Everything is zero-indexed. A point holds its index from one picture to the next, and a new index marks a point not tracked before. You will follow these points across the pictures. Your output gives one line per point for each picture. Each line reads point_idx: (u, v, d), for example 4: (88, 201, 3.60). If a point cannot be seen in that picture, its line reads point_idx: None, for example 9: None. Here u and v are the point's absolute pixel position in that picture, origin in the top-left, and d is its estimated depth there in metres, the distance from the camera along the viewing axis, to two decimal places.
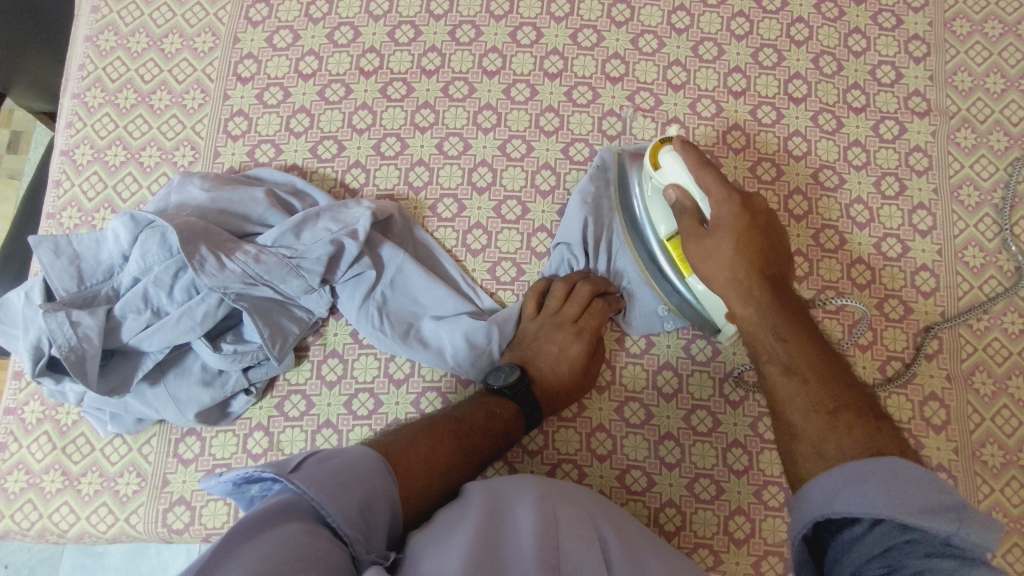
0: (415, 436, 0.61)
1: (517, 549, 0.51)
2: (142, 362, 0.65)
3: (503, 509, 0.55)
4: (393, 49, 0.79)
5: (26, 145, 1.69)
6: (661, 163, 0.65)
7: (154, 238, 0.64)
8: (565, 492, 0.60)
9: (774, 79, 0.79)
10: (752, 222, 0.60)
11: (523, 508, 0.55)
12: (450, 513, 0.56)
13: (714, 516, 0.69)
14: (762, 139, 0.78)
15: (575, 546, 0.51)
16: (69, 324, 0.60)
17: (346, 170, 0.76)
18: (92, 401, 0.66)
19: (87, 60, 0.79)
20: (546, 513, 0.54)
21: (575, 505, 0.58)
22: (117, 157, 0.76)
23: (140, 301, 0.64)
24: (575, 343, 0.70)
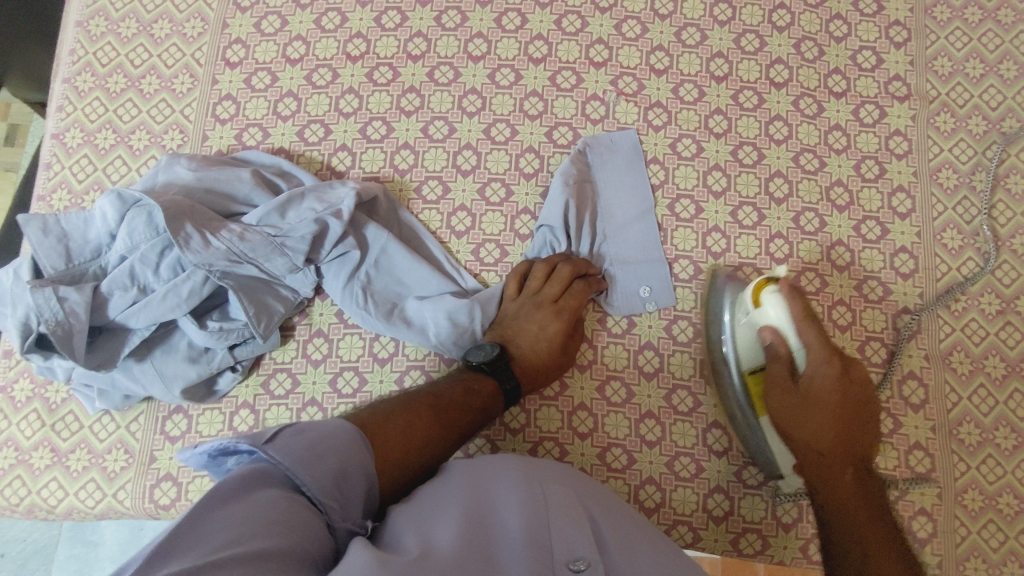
0: (393, 411, 0.62)
1: (507, 535, 0.50)
2: (129, 338, 0.66)
3: (492, 490, 0.55)
4: (380, 34, 0.80)
5: (23, 139, 1.71)
6: (763, 304, 0.66)
7: (141, 217, 0.65)
8: (552, 471, 0.59)
9: (756, 64, 0.80)
10: (846, 389, 0.62)
11: (511, 486, 0.55)
12: (433, 489, 0.56)
13: (694, 493, 0.69)
14: (744, 123, 0.79)
15: (566, 524, 0.51)
16: (56, 299, 0.61)
17: (332, 153, 0.77)
18: (80, 377, 0.67)
19: (77, 45, 0.80)
20: (534, 494, 0.54)
21: (563, 483, 0.57)
22: (107, 139, 0.77)
23: (127, 279, 0.65)
24: (555, 322, 0.70)
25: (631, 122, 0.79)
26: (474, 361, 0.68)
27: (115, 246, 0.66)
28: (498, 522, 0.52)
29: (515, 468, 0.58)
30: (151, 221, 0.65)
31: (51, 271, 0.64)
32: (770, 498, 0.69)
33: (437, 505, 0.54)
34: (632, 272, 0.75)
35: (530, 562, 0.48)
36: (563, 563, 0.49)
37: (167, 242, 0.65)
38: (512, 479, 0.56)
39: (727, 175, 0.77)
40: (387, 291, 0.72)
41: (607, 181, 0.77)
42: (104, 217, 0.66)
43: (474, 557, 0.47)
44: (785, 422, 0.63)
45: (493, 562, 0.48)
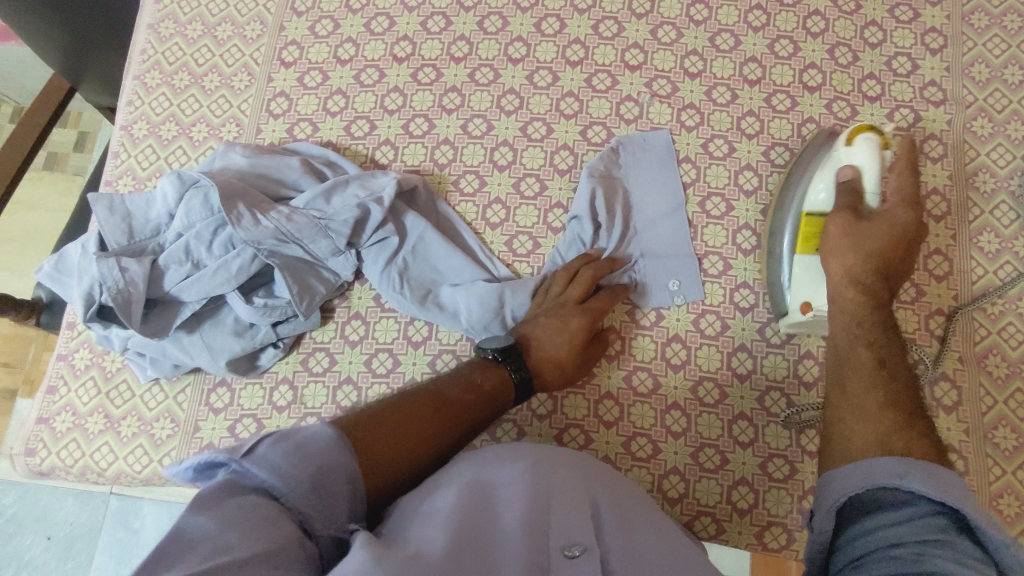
0: (391, 409, 0.59)
1: (505, 524, 0.51)
2: (181, 311, 0.70)
3: (492, 476, 0.55)
4: (425, 37, 0.85)
5: (92, 145, 1.82)
6: (855, 145, 0.69)
7: (198, 197, 0.70)
8: (557, 455, 0.59)
9: (789, 69, 0.82)
10: (909, 235, 0.65)
11: (514, 473, 0.55)
12: (436, 478, 0.57)
13: (718, 485, 0.70)
14: (776, 125, 0.80)
15: (566, 512, 0.52)
16: (118, 269, 0.66)
17: (376, 147, 0.82)
18: (135, 346, 0.72)
19: (148, 45, 0.86)
20: (536, 480, 0.54)
21: (569, 467, 0.57)
22: (170, 131, 0.83)
23: (182, 254, 0.69)
24: (576, 318, 0.71)
25: (664, 122, 0.81)
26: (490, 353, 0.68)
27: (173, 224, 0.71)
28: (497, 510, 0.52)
29: (515, 457, 0.58)
30: (207, 200, 0.70)
31: (114, 246, 0.69)
32: (795, 493, 0.69)
33: (436, 490, 0.54)
34: (662, 265, 0.76)
35: (526, 554, 0.48)
36: (559, 549, 0.50)
37: (220, 221, 0.70)
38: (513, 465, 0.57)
39: (758, 175, 0.79)
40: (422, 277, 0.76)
41: (639, 178, 0.79)
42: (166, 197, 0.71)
43: (470, 547, 0.48)
44: (837, 242, 0.66)
45: (489, 552, 0.48)
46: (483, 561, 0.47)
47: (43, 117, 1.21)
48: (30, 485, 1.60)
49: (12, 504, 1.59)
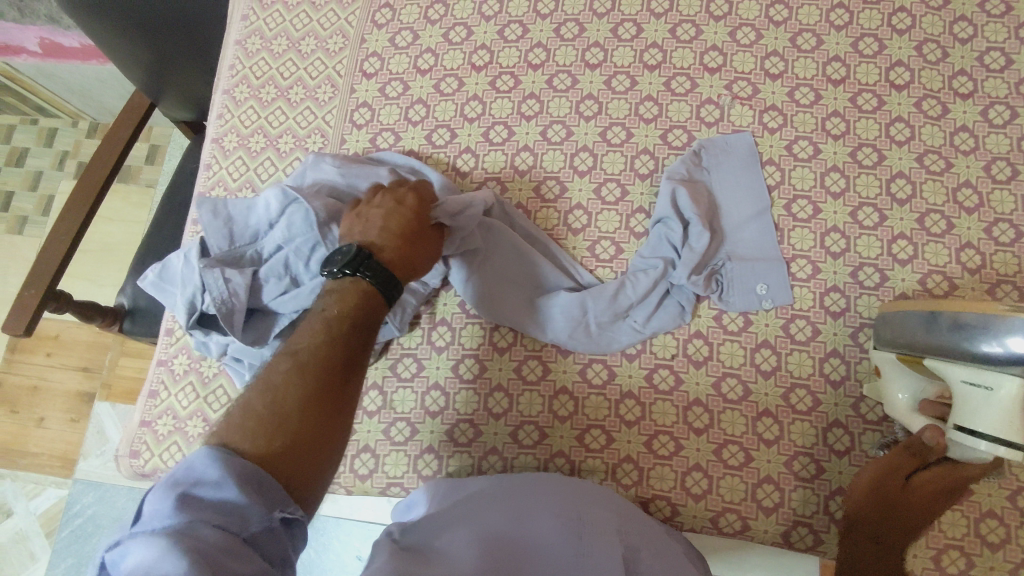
0: (261, 410, 0.51)
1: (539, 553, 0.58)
2: (278, 320, 0.73)
3: (538, 503, 0.64)
4: (503, 46, 0.86)
5: (162, 158, 1.90)
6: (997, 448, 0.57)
7: (299, 213, 0.72)
8: (591, 495, 0.66)
9: (875, 67, 0.80)
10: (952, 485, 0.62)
11: (552, 510, 0.63)
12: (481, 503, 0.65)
13: (815, 494, 0.69)
14: (863, 125, 0.78)
15: (596, 545, 0.58)
16: (223, 280, 0.69)
17: (457, 155, 0.83)
18: (232, 352, 0.74)
19: (237, 61, 0.90)
20: (572, 517, 0.62)
21: (602, 506, 0.65)
22: (258, 143, 0.86)
23: (282, 268, 0.71)
24: (408, 199, 0.70)
25: (745, 124, 0.80)
26: (338, 269, 0.63)
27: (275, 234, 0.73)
28: (540, 529, 0.60)
29: (561, 490, 0.67)
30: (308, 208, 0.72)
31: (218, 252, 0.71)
32: None
33: (488, 508, 0.64)
34: (750, 268, 0.75)
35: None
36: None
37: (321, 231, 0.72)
38: (559, 498, 0.65)
39: (846, 176, 0.77)
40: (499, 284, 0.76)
41: (725, 180, 0.78)
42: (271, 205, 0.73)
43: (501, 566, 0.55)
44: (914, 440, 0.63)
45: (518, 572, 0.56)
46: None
47: (127, 131, 1.27)
48: (108, 485, 1.68)
49: (92, 503, 1.67)
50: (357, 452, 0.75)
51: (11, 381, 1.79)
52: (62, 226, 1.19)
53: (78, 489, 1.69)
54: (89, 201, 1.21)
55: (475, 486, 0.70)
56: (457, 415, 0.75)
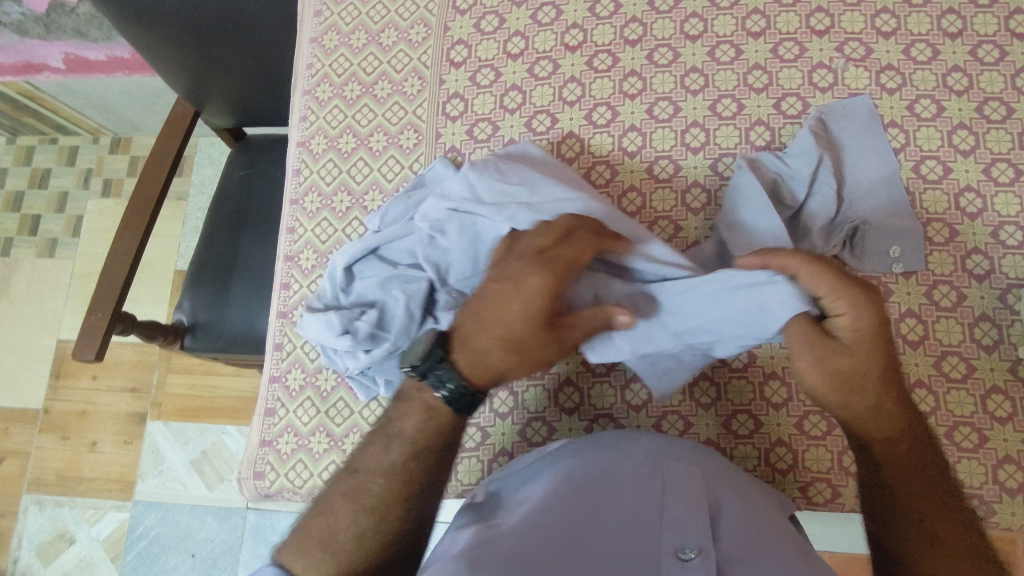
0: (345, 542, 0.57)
1: (618, 518, 0.55)
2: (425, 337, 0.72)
3: (620, 461, 0.61)
4: (596, 23, 0.82)
5: (190, 168, 1.85)
6: None
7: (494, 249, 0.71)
8: (674, 448, 0.64)
9: (992, 17, 0.77)
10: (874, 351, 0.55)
11: (631, 469, 0.60)
12: (554, 463, 0.63)
13: (980, 465, 0.66)
14: (987, 78, 0.75)
15: (680, 509, 0.55)
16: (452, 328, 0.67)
17: (561, 141, 0.79)
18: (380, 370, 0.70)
19: (315, 59, 0.87)
20: (653, 477, 0.59)
21: (686, 461, 0.62)
22: (348, 143, 0.82)
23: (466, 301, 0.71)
24: (536, 283, 0.57)
25: (861, 86, 0.77)
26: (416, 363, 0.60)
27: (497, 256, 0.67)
28: (621, 491, 0.58)
29: (641, 444, 0.64)
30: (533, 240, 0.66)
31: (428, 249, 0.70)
32: None
33: (564, 467, 0.61)
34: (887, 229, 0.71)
35: (639, 552, 0.52)
36: (676, 549, 0.53)
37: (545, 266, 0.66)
38: (639, 455, 0.62)
39: (974, 133, 0.74)
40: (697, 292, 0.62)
41: (848, 146, 0.74)
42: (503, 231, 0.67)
43: (576, 535, 0.53)
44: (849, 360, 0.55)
45: (592, 538, 0.53)
46: (583, 548, 0.52)
47: (174, 142, 1.22)
48: (171, 506, 1.65)
49: (155, 524, 1.65)
50: (493, 456, 0.73)
51: (58, 408, 1.76)
52: (121, 246, 1.15)
53: (139, 511, 1.66)
54: (146, 217, 1.17)
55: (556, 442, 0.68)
56: (594, 410, 0.72)
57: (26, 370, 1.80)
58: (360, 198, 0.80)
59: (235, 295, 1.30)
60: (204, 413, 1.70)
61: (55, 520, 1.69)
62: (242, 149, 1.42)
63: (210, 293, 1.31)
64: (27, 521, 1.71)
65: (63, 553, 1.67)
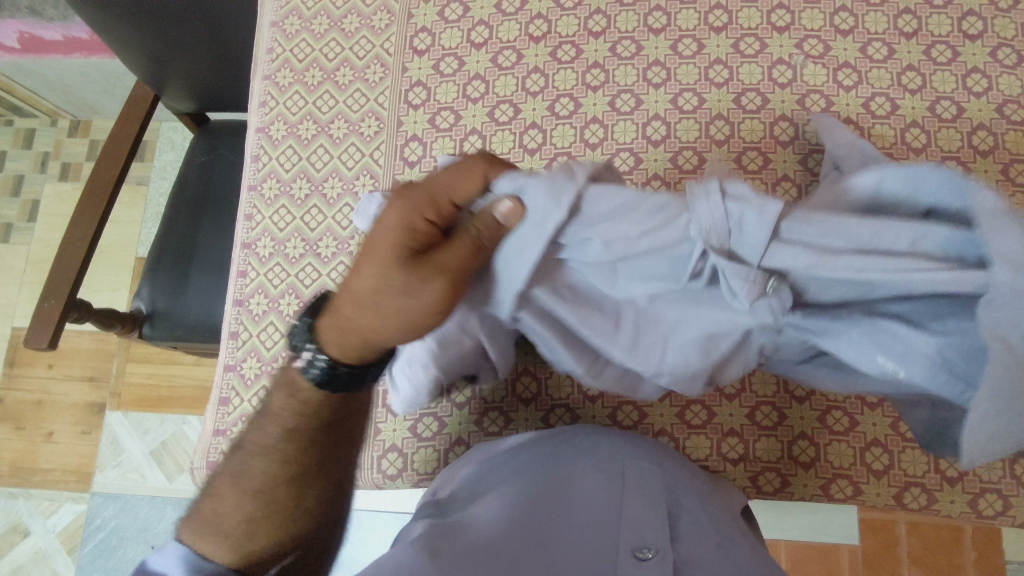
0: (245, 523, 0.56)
1: (577, 516, 0.56)
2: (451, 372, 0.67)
3: (581, 454, 0.62)
4: (560, 14, 0.82)
5: (152, 154, 1.81)
6: None
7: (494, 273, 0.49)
8: (634, 443, 0.64)
9: (946, 17, 0.78)
10: None
11: (591, 465, 0.61)
12: (517, 462, 0.63)
13: (924, 454, 0.68)
14: (939, 78, 0.77)
15: (637, 505, 0.56)
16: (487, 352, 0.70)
17: (523, 131, 0.79)
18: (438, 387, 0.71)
19: (276, 44, 0.85)
20: (612, 473, 0.60)
21: (644, 456, 0.62)
22: (309, 130, 0.82)
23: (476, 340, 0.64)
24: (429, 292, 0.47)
25: (818, 83, 0.78)
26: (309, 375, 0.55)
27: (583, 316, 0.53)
28: (579, 488, 0.59)
29: (599, 439, 0.64)
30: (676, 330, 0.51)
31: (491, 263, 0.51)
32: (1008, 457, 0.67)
33: (525, 462, 0.62)
34: None
35: (598, 547, 0.53)
36: (635, 543, 0.53)
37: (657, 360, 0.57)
38: (599, 451, 0.63)
39: (926, 131, 0.76)
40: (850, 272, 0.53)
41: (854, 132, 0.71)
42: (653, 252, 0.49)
43: (534, 535, 0.53)
44: None
45: (551, 537, 0.54)
46: (542, 546, 0.52)
47: (133, 125, 1.19)
48: (129, 497, 1.62)
49: (113, 516, 1.62)
50: (450, 446, 0.73)
51: (12, 398, 1.71)
52: (77, 232, 1.12)
53: (97, 502, 1.63)
54: (103, 202, 1.14)
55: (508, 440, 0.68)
56: (551, 401, 0.72)
57: None
58: (319, 186, 0.80)
59: (196, 283, 1.28)
60: (165, 403, 1.67)
61: (9, 512, 1.65)
62: (205, 134, 1.40)
63: (170, 280, 1.28)
64: None
65: (17, 545, 1.63)
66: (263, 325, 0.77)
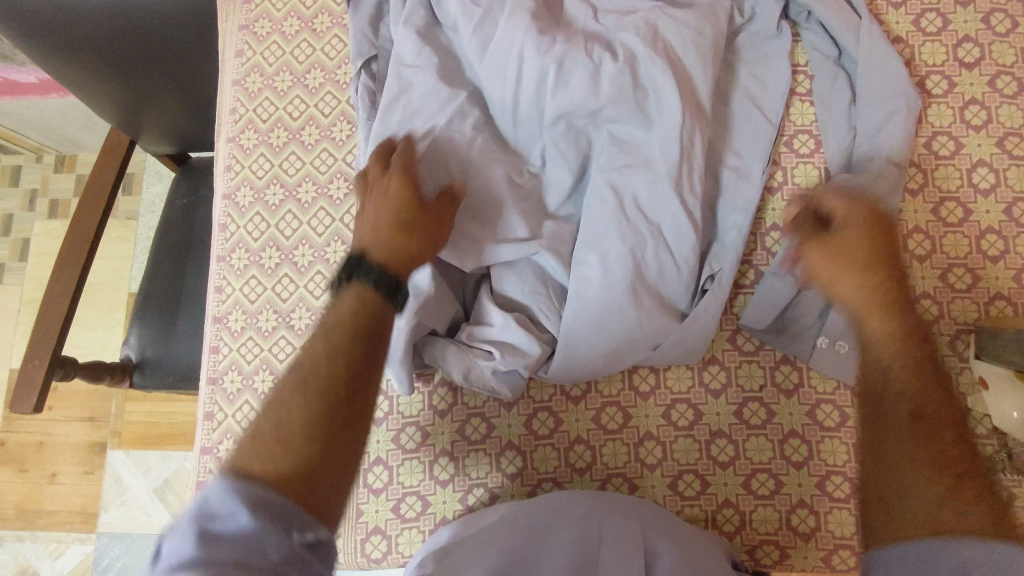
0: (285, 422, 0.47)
1: (551, 570, 0.54)
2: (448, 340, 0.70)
3: (558, 518, 0.61)
4: None
5: (139, 186, 1.79)
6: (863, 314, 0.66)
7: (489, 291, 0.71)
8: (617, 505, 0.63)
9: (941, 46, 0.77)
10: None
11: (571, 525, 0.60)
12: (497, 523, 0.63)
13: None
14: (935, 111, 0.75)
15: (613, 564, 0.55)
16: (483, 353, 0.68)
17: None
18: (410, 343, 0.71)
19: (238, 103, 0.82)
20: (590, 533, 0.59)
21: (625, 516, 0.61)
22: (276, 195, 0.79)
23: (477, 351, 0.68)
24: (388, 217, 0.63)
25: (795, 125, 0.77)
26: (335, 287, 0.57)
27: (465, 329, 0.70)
28: (554, 548, 0.57)
29: (581, 502, 0.64)
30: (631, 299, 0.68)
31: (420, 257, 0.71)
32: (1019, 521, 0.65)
33: (505, 522, 0.62)
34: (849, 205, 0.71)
35: None
36: None
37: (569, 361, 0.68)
38: (580, 513, 0.62)
39: (924, 170, 0.74)
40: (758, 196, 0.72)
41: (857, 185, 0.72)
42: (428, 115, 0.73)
43: None
44: None
45: None
46: None
47: (107, 175, 1.15)
48: (135, 537, 1.58)
49: (120, 555, 1.58)
50: (434, 526, 0.70)
51: (12, 440, 1.67)
52: (58, 288, 1.09)
53: (103, 544, 1.59)
54: (81, 258, 1.10)
55: (472, 518, 0.66)
56: (538, 474, 0.70)
57: None
58: (290, 254, 0.77)
59: (182, 330, 1.25)
60: (166, 441, 1.63)
61: (18, 556, 1.61)
62: (186, 175, 1.37)
63: (157, 327, 1.25)
64: None
65: None
66: (238, 405, 0.74)
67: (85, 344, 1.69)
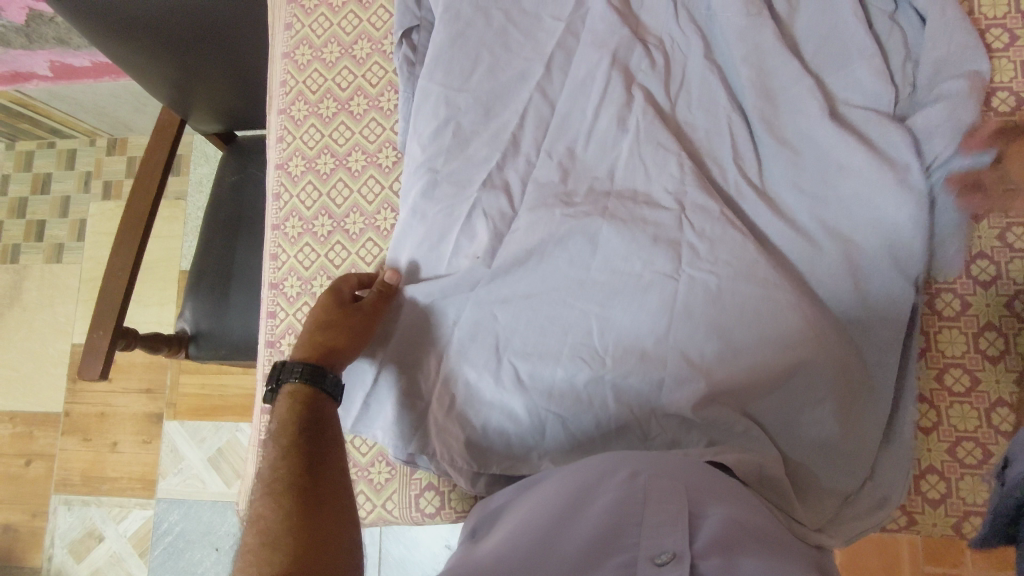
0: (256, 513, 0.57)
1: (597, 530, 0.53)
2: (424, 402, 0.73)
3: (601, 481, 0.58)
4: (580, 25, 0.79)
5: (187, 167, 1.84)
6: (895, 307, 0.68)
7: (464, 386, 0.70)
8: (660, 461, 0.60)
9: None
10: None
11: (615, 481, 0.58)
12: (544, 486, 0.62)
13: (983, 479, 0.69)
14: (995, 65, 0.73)
15: (658, 520, 0.54)
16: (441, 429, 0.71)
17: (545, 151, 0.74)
18: (400, 349, 0.73)
19: (288, 76, 0.84)
20: (634, 489, 0.57)
21: (670, 474, 0.58)
22: (327, 164, 0.81)
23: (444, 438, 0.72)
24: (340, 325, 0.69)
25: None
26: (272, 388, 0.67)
27: (536, 371, 0.67)
28: (600, 503, 0.56)
29: (628, 457, 0.61)
30: (739, 310, 0.65)
31: (427, 320, 0.72)
32: None
33: (547, 486, 0.62)
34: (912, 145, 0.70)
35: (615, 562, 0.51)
36: (649, 558, 0.51)
37: (653, 401, 0.66)
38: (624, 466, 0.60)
39: (982, 127, 0.72)
40: (823, 165, 0.70)
41: (921, 133, 0.70)
42: (498, 135, 0.74)
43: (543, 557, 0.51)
44: None
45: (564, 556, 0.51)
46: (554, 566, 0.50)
47: (163, 152, 1.19)
48: (192, 502, 1.65)
49: (179, 520, 1.65)
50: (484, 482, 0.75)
51: (77, 411, 1.76)
52: (118, 262, 1.13)
53: (163, 508, 1.66)
54: (140, 232, 1.14)
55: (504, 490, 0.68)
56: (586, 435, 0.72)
57: (44, 375, 1.80)
58: (342, 222, 0.80)
59: (235, 302, 1.29)
60: (218, 412, 1.69)
61: (85, 519, 1.70)
62: (233, 152, 1.40)
63: (211, 300, 1.30)
64: (57, 521, 1.71)
65: (94, 550, 1.68)
66: None
67: (141, 320, 1.76)
